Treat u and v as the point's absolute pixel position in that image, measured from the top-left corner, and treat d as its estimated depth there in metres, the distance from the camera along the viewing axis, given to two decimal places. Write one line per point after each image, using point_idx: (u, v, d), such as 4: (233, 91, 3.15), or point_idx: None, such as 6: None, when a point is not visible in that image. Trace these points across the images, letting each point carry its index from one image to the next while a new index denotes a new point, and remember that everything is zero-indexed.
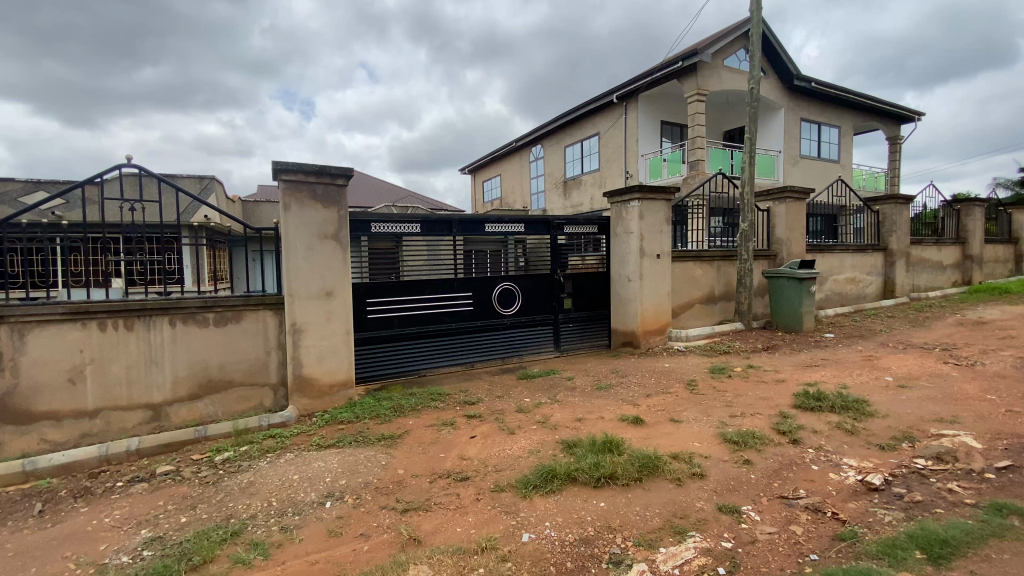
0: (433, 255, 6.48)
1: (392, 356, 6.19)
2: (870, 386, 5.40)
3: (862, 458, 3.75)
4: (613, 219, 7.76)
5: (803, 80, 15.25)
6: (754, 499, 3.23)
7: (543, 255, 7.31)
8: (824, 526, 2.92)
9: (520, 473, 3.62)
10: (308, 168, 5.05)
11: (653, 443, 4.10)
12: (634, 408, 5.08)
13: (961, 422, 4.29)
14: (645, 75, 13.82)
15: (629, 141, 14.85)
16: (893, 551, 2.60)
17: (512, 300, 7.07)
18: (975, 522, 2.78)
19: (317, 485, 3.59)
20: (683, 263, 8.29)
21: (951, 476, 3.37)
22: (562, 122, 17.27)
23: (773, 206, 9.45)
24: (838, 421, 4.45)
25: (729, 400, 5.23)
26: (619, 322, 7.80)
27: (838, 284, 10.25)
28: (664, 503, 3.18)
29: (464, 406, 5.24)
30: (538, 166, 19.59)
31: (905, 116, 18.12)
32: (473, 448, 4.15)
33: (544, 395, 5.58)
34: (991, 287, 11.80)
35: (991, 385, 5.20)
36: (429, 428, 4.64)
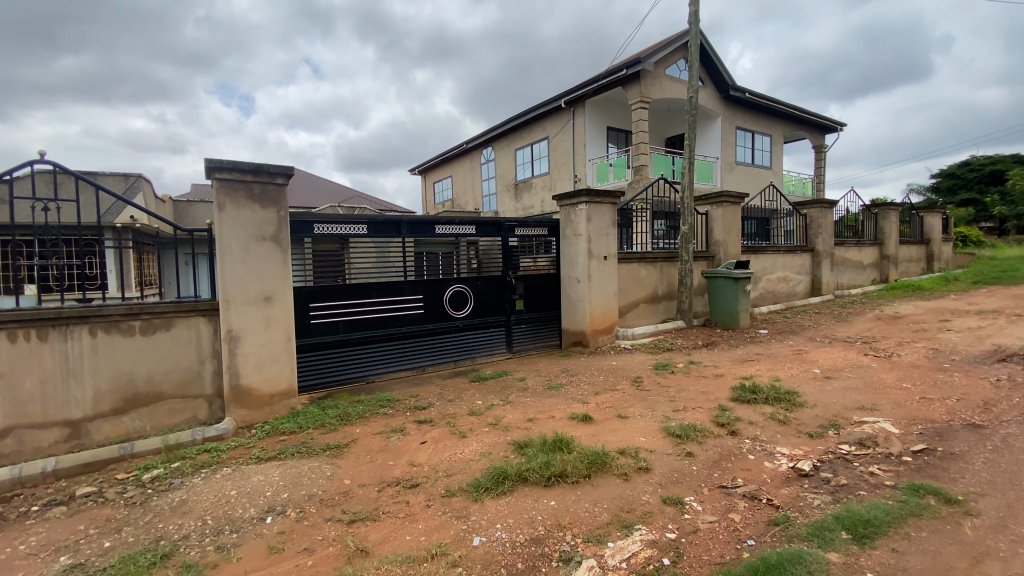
0: (382, 257, 6.34)
1: (338, 362, 5.99)
2: (801, 378, 5.78)
3: (794, 446, 3.99)
4: (562, 221, 7.89)
5: (738, 90, 16.12)
6: (696, 490, 3.37)
7: (494, 257, 7.31)
8: (761, 512, 3.08)
9: (472, 477, 3.59)
10: (245, 167, 4.81)
11: (601, 440, 4.19)
12: (584, 405, 5.18)
13: (880, 409, 4.67)
14: (592, 82, 14.14)
15: (577, 146, 15.16)
16: (822, 533, 2.78)
17: (464, 303, 7.02)
18: (895, 503, 3.03)
19: (256, 500, 3.41)
20: (629, 265, 8.53)
21: (873, 460, 3.65)
22: (512, 125, 17.38)
23: (711, 210, 9.93)
24: (771, 411, 4.72)
25: (673, 395, 5.43)
26: (568, 322, 7.92)
27: (771, 283, 10.90)
28: (612, 498, 3.26)
29: (415, 412, 5.15)
30: (489, 168, 19.60)
31: (829, 126, 19.53)
32: (424, 453, 4.09)
33: (497, 396, 5.58)
34: (905, 285, 12.92)
35: (905, 374, 5.70)
36: (378, 436, 4.52)
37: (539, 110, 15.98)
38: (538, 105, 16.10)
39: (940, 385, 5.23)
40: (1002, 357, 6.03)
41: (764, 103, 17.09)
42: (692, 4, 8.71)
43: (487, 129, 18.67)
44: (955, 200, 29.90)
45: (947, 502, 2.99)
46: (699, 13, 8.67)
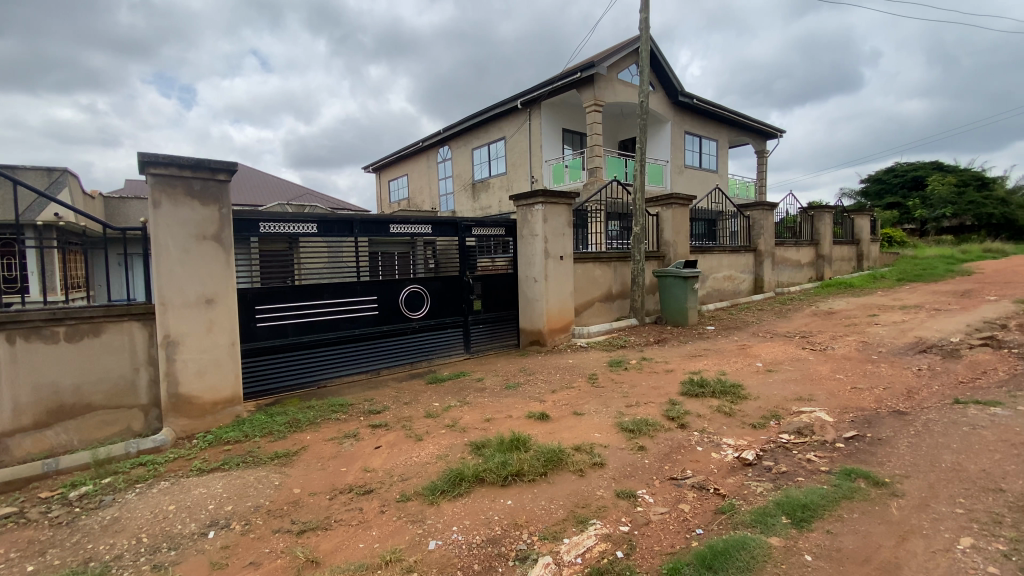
0: (334, 257, 6.15)
1: (287, 367, 5.78)
2: (745, 371, 6.07)
3: (738, 437, 4.18)
4: (519, 221, 7.93)
5: (686, 96, 16.73)
6: (648, 483, 3.46)
7: (452, 256, 7.24)
8: (708, 502, 3.21)
9: (428, 480, 3.54)
10: (183, 161, 4.55)
11: (557, 437, 4.24)
12: (540, 404, 5.23)
13: (816, 399, 4.97)
14: (547, 84, 14.29)
15: (533, 147, 15.27)
16: (764, 519, 2.92)
17: (420, 303, 6.92)
18: (830, 487, 3.23)
19: (197, 515, 3.22)
20: (585, 264, 8.68)
21: (810, 447, 3.88)
22: (468, 124, 17.29)
23: (661, 212, 10.25)
24: (718, 404, 4.93)
25: (626, 391, 5.57)
26: (526, 322, 7.98)
27: (717, 282, 11.39)
28: (568, 494, 3.30)
29: (368, 416, 5.02)
30: (445, 168, 19.44)
31: (770, 133, 20.60)
32: (378, 458, 3.99)
33: (454, 398, 5.53)
34: (839, 282, 13.81)
35: (838, 366, 6.09)
36: (330, 442, 4.38)
37: (496, 110, 15.99)
38: (494, 105, 16.10)
39: (869, 375, 5.63)
40: (923, 348, 6.55)
41: (710, 109, 17.82)
42: (643, 11, 8.97)
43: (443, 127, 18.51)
44: (882, 203, 32.25)
45: (876, 484, 3.22)
46: (648, 20, 8.93)
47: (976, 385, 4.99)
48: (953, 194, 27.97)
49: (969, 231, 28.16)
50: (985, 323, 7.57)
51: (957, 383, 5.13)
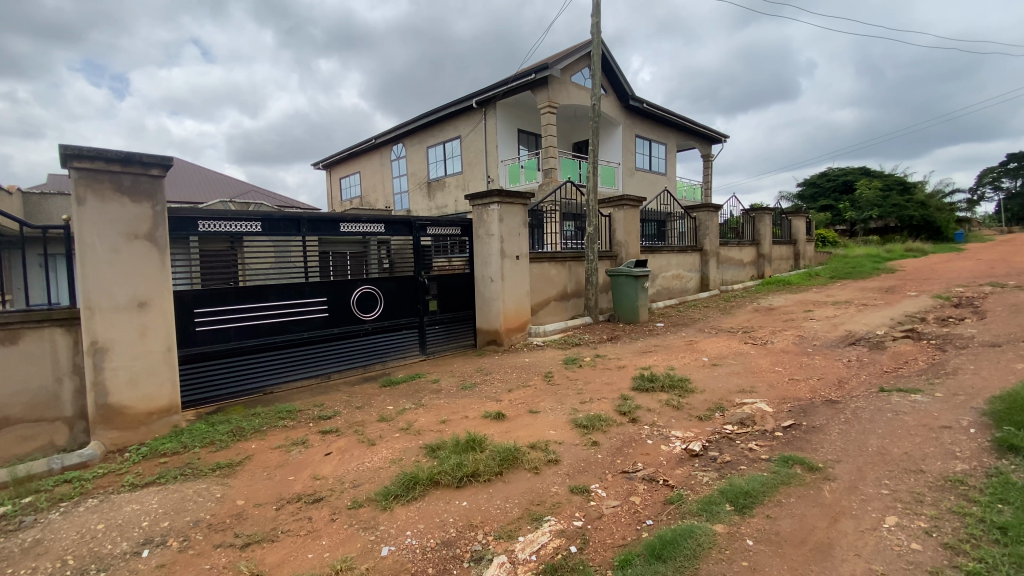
0: (281, 257, 5.92)
1: (229, 373, 5.50)
2: (692, 366, 6.32)
3: (686, 429, 4.34)
4: (475, 221, 7.90)
5: (637, 100, 17.21)
6: (601, 477, 3.54)
7: (407, 256, 7.13)
8: (658, 493, 3.31)
9: (381, 485, 3.47)
10: (110, 155, 4.23)
11: (513, 436, 4.26)
12: (496, 403, 5.23)
13: (757, 391, 5.24)
14: (502, 84, 14.32)
15: (489, 146, 15.26)
16: (709, 507, 3.05)
17: (373, 304, 6.76)
18: (769, 474, 3.41)
19: (129, 533, 3.01)
20: (540, 264, 8.75)
21: (751, 437, 4.08)
22: (423, 122, 17.06)
23: (614, 213, 10.48)
24: (667, 398, 5.11)
25: (581, 388, 5.67)
26: (482, 321, 7.96)
27: (666, 280, 11.79)
28: (523, 493, 3.32)
29: (318, 422, 4.86)
30: (399, 166, 19.11)
31: (715, 137, 21.50)
32: (328, 465, 3.87)
33: (408, 400, 5.44)
34: (778, 280, 14.61)
35: (777, 359, 6.45)
36: (276, 450, 4.20)
37: (451, 108, 15.87)
38: (448, 104, 15.98)
39: (804, 367, 5.99)
40: (852, 341, 7.05)
41: (660, 114, 18.43)
42: (593, 16, 9.15)
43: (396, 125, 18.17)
44: (816, 205, 34.46)
45: (811, 470, 3.43)
46: (599, 25, 9.12)
47: (898, 374, 5.42)
48: (878, 198, 30.28)
49: (892, 231, 30.54)
50: (905, 316, 8.23)
51: (881, 372, 5.55)
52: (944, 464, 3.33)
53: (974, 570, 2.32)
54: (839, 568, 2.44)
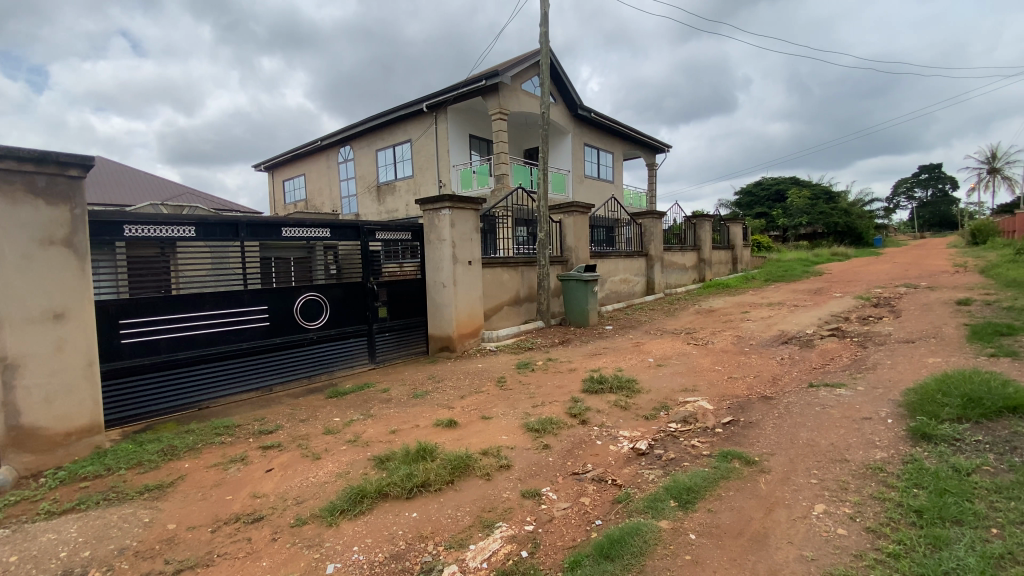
0: (217, 263, 5.62)
1: (160, 388, 5.16)
2: (639, 367, 6.53)
3: (633, 429, 4.47)
4: (426, 226, 7.82)
5: (585, 109, 17.66)
6: (552, 480, 3.58)
7: (355, 262, 6.95)
8: (607, 493, 3.39)
9: (326, 500, 3.34)
10: (23, 154, 3.87)
11: (464, 443, 4.23)
12: (448, 411, 5.18)
13: (699, 390, 5.47)
14: (452, 89, 14.31)
15: (440, 151, 15.18)
16: (655, 504, 3.15)
17: (318, 312, 6.52)
18: (711, 469, 3.57)
19: (44, 565, 2.75)
20: (492, 269, 8.76)
21: (694, 434, 4.26)
22: (372, 125, 16.75)
23: (563, 219, 10.68)
24: (615, 399, 5.25)
25: (533, 392, 5.72)
26: (434, 328, 7.87)
27: (614, 284, 12.12)
28: (474, 500, 3.30)
29: (259, 437, 4.63)
30: (347, 168, 18.63)
31: (660, 147, 22.39)
32: (269, 482, 3.70)
33: (356, 411, 5.29)
34: (718, 283, 15.37)
35: (717, 358, 6.78)
36: (212, 469, 3.97)
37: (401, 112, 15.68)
38: (398, 107, 15.77)
39: (741, 365, 6.32)
40: (784, 340, 7.52)
41: (607, 123, 18.99)
42: (542, 25, 9.31)
43: (344, 127, 17.72)
44: (752, 212, 36.59)
45: (748, 463, 3.62)
46: (548, 34, 9.29)
47: (825, 370, 5.83)
48: (807, 206, 32.55)
49: (820, 237, 32.86)
50: (831, 316, 8.86)
51: (810, 369, 5.95)
52: (865, 453, 3.61)
53: (893, 551, 2.52)
54: (774, 555, 2.59)
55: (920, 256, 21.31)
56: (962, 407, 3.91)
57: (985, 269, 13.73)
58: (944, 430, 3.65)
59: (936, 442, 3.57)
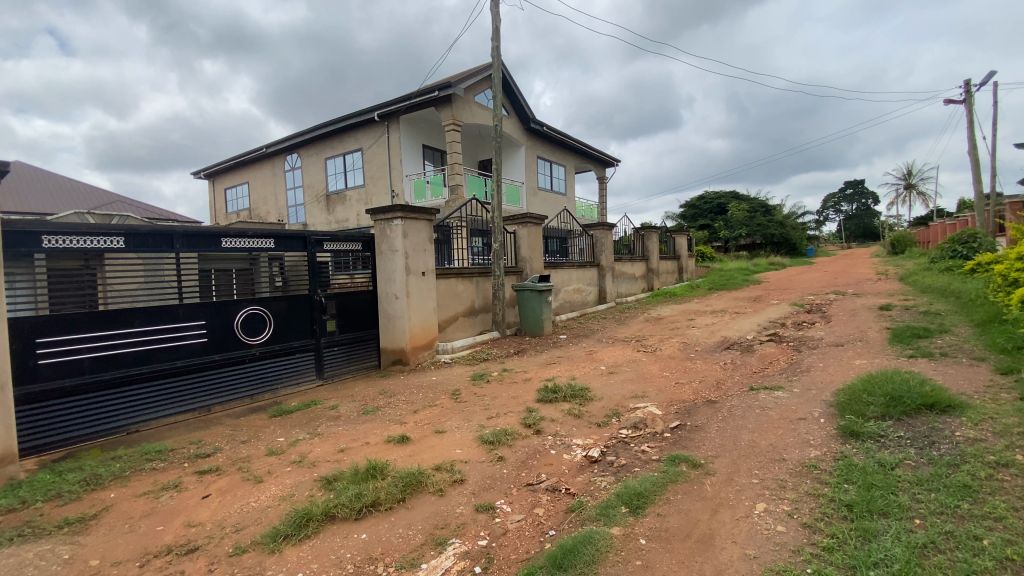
0: (150, 275, 5.28)
1: (83, 412, 4.77)
2: (591, 375, 6.65)
3: (586, 437, 4.53)
4: (377, 236, 7.65)
5: (537, 123, 17.97)
6: (506, 492, 3.56)
7: (302, 273, 6.71)
8: (560, 502, 3.41)
9: (268, 526, 3.17)
10: None
11: (417, 459, 4.14)
12: (400, 426, 5.06)
13: (648, 396, 5.63)
14: (405, 99, 14.21)
15: (393, 160, 14.99)
16: (607, 511, 3.20)
17: (261, 327, 6.23)
18: (660, 473, 3.67)
19: None
20: (447, 280, 8.68)
21: (644, 439, 4.37)
22: (321, 133, 16.33)
23: (518, 230, 10.78)
24: (569, 407, 5.31)
25: (487, 403, 5.69)
26: (386, 340, 7.69)
27: (568, 294, 12.31)
28: (427, 517, 3.23)
29: (195, 461, 4.35)
30: (295, 177, 18.03)
31: (610, 161, 23.11)
32: (206, 509, 3.47)
33: (302, 430, 5.07)
34: (666, 292, 15.94)
35: (665, 364, 7.00)
36: (140, 498, 3.67)
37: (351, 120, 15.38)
38: (349, 115, 15.47)
39: (688, 371, 6.56)
40: (727, 346, 7.89)
41: (559, 137, 19.40)
42: (493, 40, 9.44)
43: (292, 135, 17.21)
44: (696, 224, 38.35)
45: (694, 466, 3.74)
46: (499, 49, 9.42)
47: (765, 374, 6.14)
48: (746, 219, 34.51)
49: (759, 248, 34.83)
50: (770, 322, 9.37)
51: (751, 373, 6.25)
52: (801, 452, 3.82)
53: (827, 545, 2.68)
54: (719, 555, 2.68)
55: (847, 265, 22.99)
56: (885, 405, 4.23)
57: (903, 277, 14.99)
58: (870, 428, 3.93)
59: (863, 439, 3.84)
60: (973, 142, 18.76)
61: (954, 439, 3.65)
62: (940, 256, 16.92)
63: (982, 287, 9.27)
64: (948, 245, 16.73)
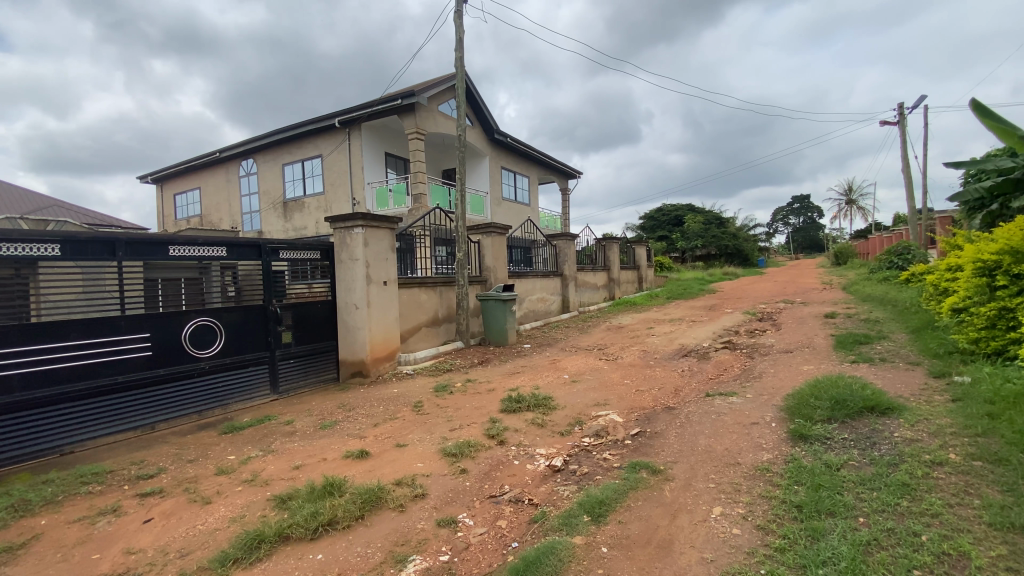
0: (90, 285, 4.97)
1: (11, 433, 4.42)
2: (554, 384, 6.69)
3: (549, 446, 4.54)
4: (337, 245, 7.48)
5: (501, 134, 18.10)
6: (468, 505, 3.52)
7: (256, 283, 6.46)
8: (523, 513, 3.40)
9: (217, 550, 3.01)
10: None
11: (377, 474, 4.04)
12: (360, 441, 4.92)
13: (610, 403, 5.71)
14: (367, 106, 14.04)
15: (354, 168, 14.75)
16: (569, 520, 3.21)
17: (210, 339, 5.94)
18: (621, 481, 3.72)
19: None
20: (409, 289, 8.56)
21: (605, 447, 4.43)
22: (279, 138, 15.91)
23: (481, 239, 10.78)
24: (532, 417, 5.32)
25: (450, 415, 5.62)
26: (346, 352, 7.48)
27: (532, 303, 12.38)
28: (387, 534, 3.14)
29: (137, 482, 4.09)
30: (249, 183, 17.44)
31: (572, 173, 23.55)
32: (148, 534, 3.26)
33: (255, 447, 4.85)
34: (627, 301, 16.28)
35: (626, 372, 7.14)
36: (74, 525, 3.40)
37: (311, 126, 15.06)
38: (308, 121, 15.15)
39: (647, 378, 6.70)
40: (684, 353, 8.13)
41: (523, 148, 19.61)
42: (457, 50, 9.48)
43: (246, 139, 16.65)
44: (654, 235, 39.49)
45: (654, 473, 3.81)
46: (463, 60, 9.47)
47: (720, 380, 6.36)
48: (702, 230, 35.84)
49: (714, 258, 36.18)
50: (724, 330, 9.74)
51: (708, 379, 6.45)
52: (755, 455, 3.96)
53: (779, 546, 2.78)
54: (678, 561, 2.73)
55: (796, 275, 24.16)
56: (832, 409, 4.45)
57: (846, 286, 15.91)
58: (817, 430, 4.12)
59: (811, 442, 4.02)
60: (906, 161, 20.21)
61: (893, 440, 3.87)
62: (879, 267, 18.08)
63: (916, 296, 9.97)
64: (885, 256, 17.88)
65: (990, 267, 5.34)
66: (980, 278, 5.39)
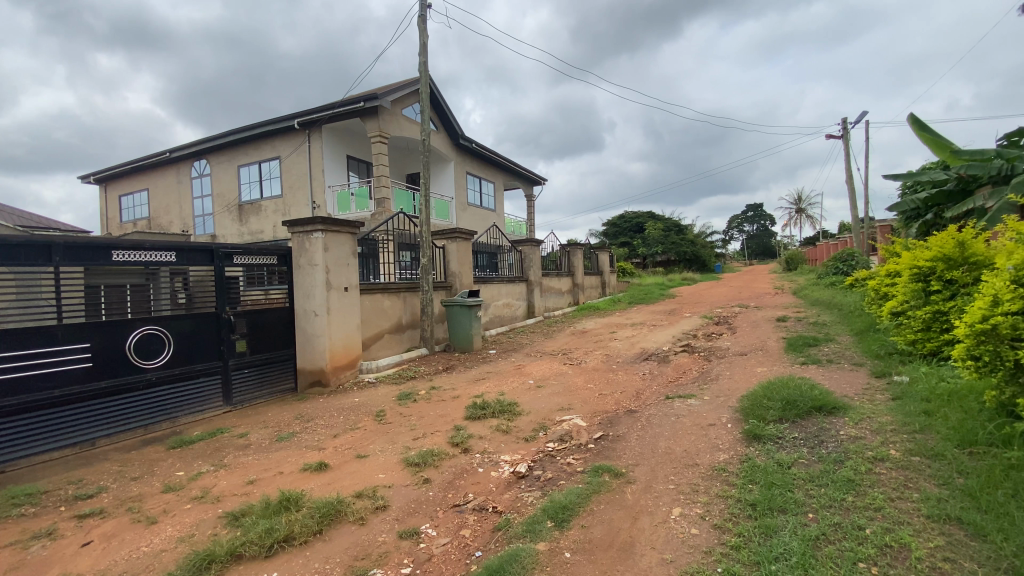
0: (23, 293, 4.65)
1: None
2: (519, 389, 6.71)
3: (513, 452, 4.54)
4: (296, 250, 7.27)
5: (467, 140, 18.13)
6: (431, 516, 3.47)
7: (208, 289, 6.19)
8: (487, 521, 3.38)
9: (163, 572, 2.85)
10: None
11: (336, 487, 3.93)
12: (319, 452, 4.78)
13: (574, 408, 5.77)
14: (328, 108, 13.76)
15: (315, 171, 14.40)
16: (533, 527, 3.21)
17: (158, 349, 5.64)
18: (584, 485, 3.76)
19: None
20: (371, 295, 8.41)
21: (569, 452, 4.47)
22: (234, 138, 15.38)
23: (446, 245, 10.72)
24: (496, 423, 5.31)
25: (414, 423, 5.53)
26: (304, 360, 7.26)
27: (497, 308, 12.38)
28: (346, 549, 3.06)
29: (74, 503, 3.83)
30: (202, 184, 16.74)
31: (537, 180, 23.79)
32: (87, 558, 3.05)
33: (207, 462, 4.63)
34: (591, 306, 16.53)
35: (589, 376, 7.23)
36: (2, 551, 3.15)
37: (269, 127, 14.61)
38: (266, 122, 14.71)
39: (610, 382, 6.81)
40: (645, 357, 8.32)
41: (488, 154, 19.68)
42: (421, 55, 9.42)
43: (199, 139, 16.01)
44: (617, 241, 40.34)
45: (616, 476, 3.88)
46: (427, 65, 9.42)
47: (679, 383, 6.53)
48: (662, 237, 36.85)
49: (674, 264, 37.24)
50: (683, 334, 10.02)
51: (667, 382, 6.62)
52: (712, 456, 4.08)
53: (735, 544, 2.87)
54: (639, 562, 2.79)
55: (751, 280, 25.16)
56: (783, 409, 4.65)
57: (796, 291, 16.70)
58: (769, 430, 4.30)
59: (765, 441, 4.18)
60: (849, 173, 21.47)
61: (839, 438, 4.07)
62: (825, 272, 19.08)
63: (859, 300, 10.58)
64: (831, 263, 18.90)
65: (924, 273, 5.72)
66: (916, 283, 5.76)
